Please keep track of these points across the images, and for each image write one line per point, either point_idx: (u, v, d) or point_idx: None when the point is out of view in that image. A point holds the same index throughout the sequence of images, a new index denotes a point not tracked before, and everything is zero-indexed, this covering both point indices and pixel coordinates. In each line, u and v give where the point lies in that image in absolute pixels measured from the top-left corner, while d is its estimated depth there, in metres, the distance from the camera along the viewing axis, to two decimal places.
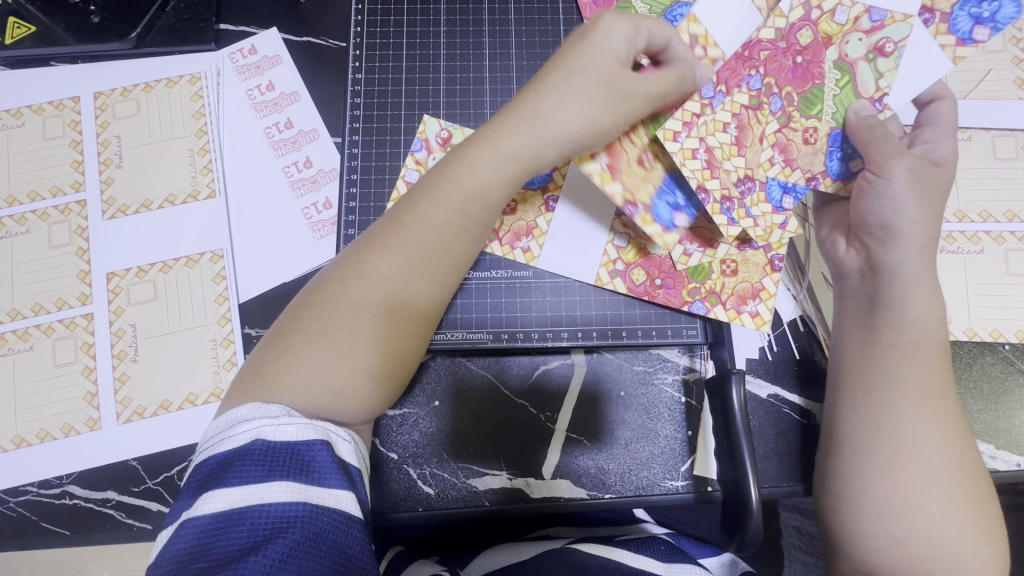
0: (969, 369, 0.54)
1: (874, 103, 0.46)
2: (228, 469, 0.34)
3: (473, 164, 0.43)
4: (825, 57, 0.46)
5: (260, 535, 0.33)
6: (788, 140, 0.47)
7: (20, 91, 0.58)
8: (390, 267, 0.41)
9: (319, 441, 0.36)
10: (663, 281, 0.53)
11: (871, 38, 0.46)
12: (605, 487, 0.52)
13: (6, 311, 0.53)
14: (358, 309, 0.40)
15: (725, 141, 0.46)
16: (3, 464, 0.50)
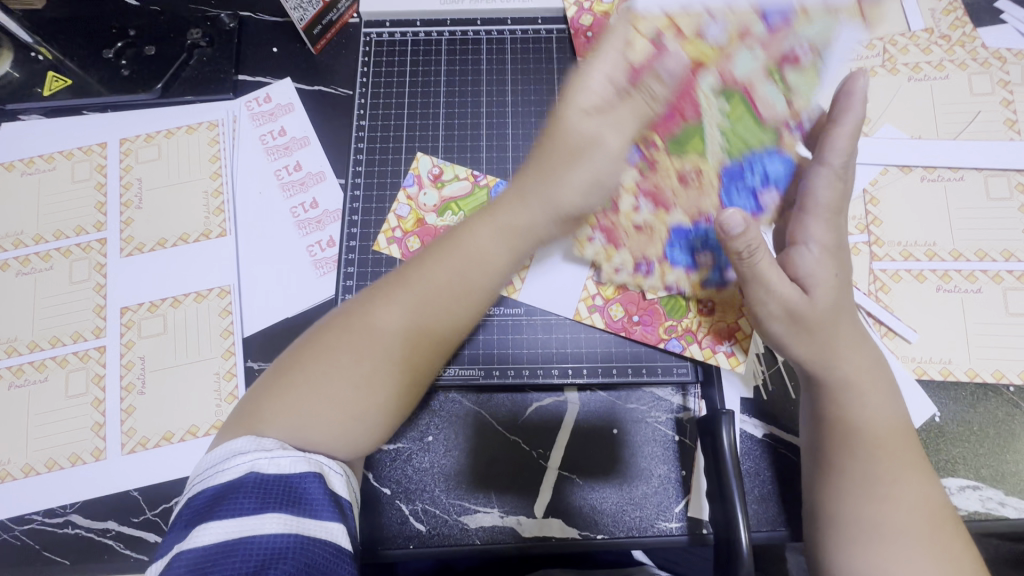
0: (972, 411, 0.53)
1: (785, 122, 0.44)
2: (222, 502, 0.35)
3: (481, 233, 0.44)
4: (701, 87, 0.43)
5: (250, 567, 0.33)
6: (659, 184, 0.49)
7: (55, 138, 0.63)
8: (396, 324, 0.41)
9: (312, 473, 0.37)
10: (641, 317, 0.54)
11: (768, 53, 0.42)
12: (598, 527, 0.51)
13: (25, 343, 0.55)
14: (353, 363, 0.40)
15: (601, 247, 0.53)
16: (12, 492, 0.52)
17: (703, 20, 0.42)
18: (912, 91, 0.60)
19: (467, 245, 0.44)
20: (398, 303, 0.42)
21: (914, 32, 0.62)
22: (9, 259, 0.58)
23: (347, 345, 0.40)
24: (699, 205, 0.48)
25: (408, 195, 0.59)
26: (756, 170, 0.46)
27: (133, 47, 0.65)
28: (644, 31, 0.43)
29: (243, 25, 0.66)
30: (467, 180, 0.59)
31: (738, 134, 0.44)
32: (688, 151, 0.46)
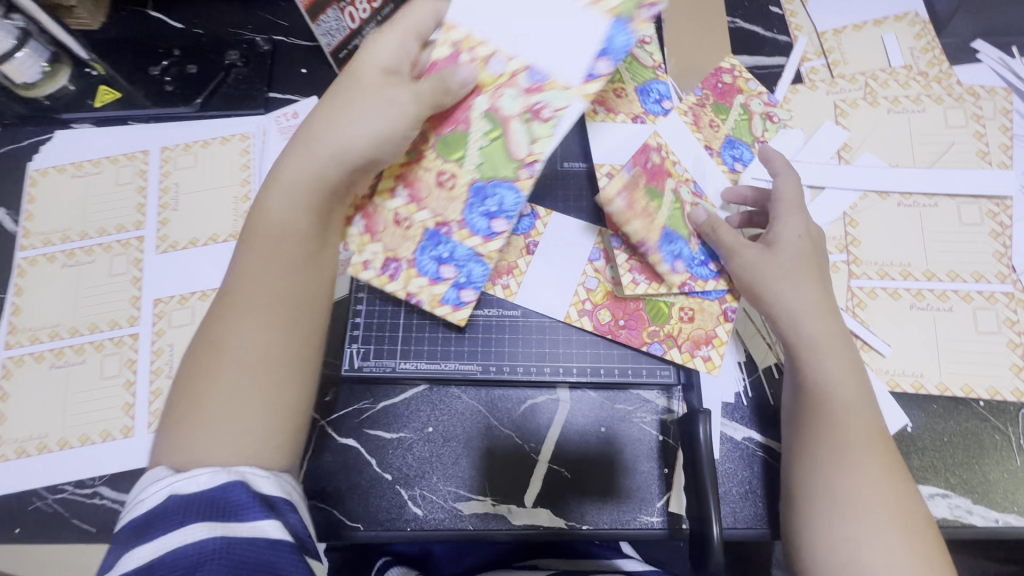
0: (943, 422, 0.56)
1: (525, 163, 0.48)
2: (146, 528, 0.36)
3: (271, 211, 0.48)
4: (477, 107, 0.49)
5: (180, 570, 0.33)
6: (420, 176, 0.51)
7: (103, 145, 0.70)
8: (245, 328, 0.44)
9: (233, 482, 0.39)
10: (626, 322, 0.58)
11: (529, 98, 0.48)
12: (584, 518, 0.54)
13: (67, 328, 0.61)
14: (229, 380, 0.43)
15: (362, 223, 0.51)
16: (47, 463, 0.56)
17: (490, 53, 0.49)
18: (889, 123, 0.65)
19: (269, 235, 0.47)
20: (242, 320, 0.45)
21: (894, 69, 0.67)
22: (56, 252, 0.64)
23: (221, 372, 0.43)
24: (445, 212, 0.51)
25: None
26: (493, 198, 0.50)
27: (176, 65, 0.72)
28: (448, 37, 0.49)
29: (277, 48, 0.73)
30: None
31: (493, 161, 0.49)
32: (454, 158, 0.50)
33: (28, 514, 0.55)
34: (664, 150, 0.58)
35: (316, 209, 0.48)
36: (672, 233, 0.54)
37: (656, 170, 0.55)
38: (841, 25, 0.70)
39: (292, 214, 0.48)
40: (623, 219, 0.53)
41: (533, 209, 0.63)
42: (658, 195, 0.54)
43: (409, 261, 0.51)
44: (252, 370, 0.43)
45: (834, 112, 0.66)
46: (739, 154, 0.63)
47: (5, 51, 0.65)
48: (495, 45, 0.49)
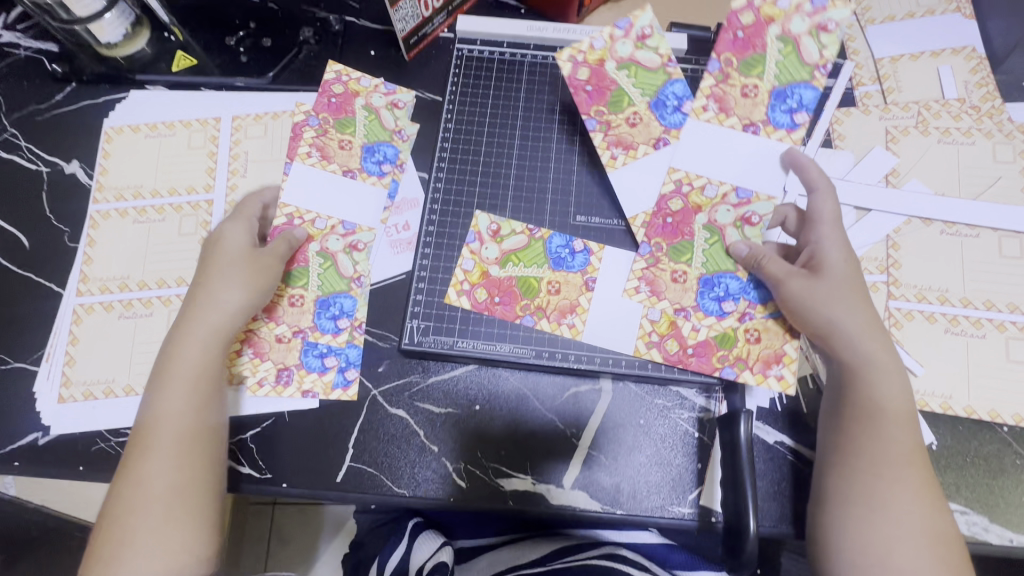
0: (966, 443, 0.58)
1: (354, 279, 0.63)
2: None
3: (182, 356, 0.52)
4: (309, 250, 0.63)
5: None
6: (275, 302, 0.61)
7: (175, 107, 0.72)
8: (158, 471, 0.48)
9: None
10: (694, 350, 0.60)
11: (345, 239, 0.64)
12: (618, 503, 0.57)
13: (137, 281, 0.64)
14: (150, 513, 0.47)
15: (248, 358, 0.60)
16: (112, 406, 0.59)
17: (314, 217, 0.65)
18: (939, 153, 0.67)
19: (175, 366, 0.51)
20: (156, 457, 0.48)
21: (947, 100, 0.69)
22: (128, 208, 0.67)
23: (131, 499, 0.47)
24: (298, 323, 0.61)
25: (475, 254, 0.64)
26: (333, 307, 0.62)
27: (251, 37, 0.74)
28: (282, 211, 0.64)
29: (347, 29, 0.75)
30: (523, 232, 0.64)
31: (328, 282, 0.63)
32: (298, 285, 0.62)
33: (92, 454, 0.58)
34: (685, 187, 0.63)
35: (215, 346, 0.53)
36: (721, 279, 0.61)
37: (683, 224, 0.62)
38: (898, 52, 0.72)
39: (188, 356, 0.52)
40: (660, 288, 0.61)
41: (585, 245, 0.64)
42: (691, 247, 0.62)
43: (297, 365, 0.60)
44: (175, 505, 0.47)
45: (885, 137, 0.69)
46: (794, 100, 0.63)
47: (95, 11, 0.67)
48: (317, 210, 0.65)
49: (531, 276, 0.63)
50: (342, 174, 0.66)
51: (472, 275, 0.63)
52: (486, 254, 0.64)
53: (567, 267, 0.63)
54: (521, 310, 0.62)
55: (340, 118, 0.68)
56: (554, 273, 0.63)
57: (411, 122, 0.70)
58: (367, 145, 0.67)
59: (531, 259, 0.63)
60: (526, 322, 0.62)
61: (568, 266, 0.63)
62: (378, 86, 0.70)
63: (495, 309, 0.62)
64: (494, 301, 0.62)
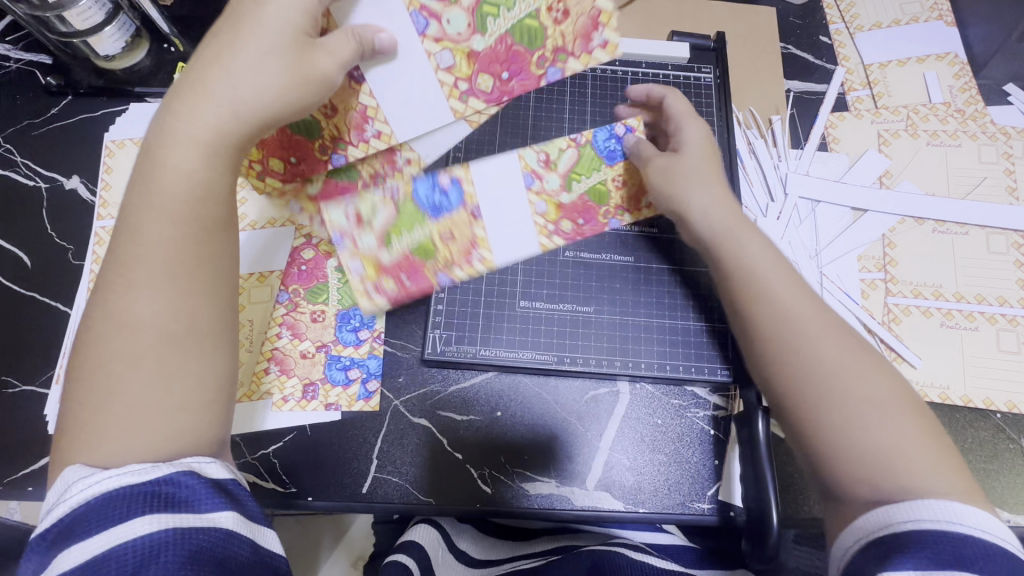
0: (965, 431, 0.61)
1: None
2: (77, 526, 0.34)
3: (176, 160, 0.42)
4: (328, 265, 0.64)
5: (129, 568, 0.32)
6: (297, 319, 0.62)
7: None
8: (145, 303, 0.39)
9: (181, 472, 0.37)
10: (584, 219, 0.64)
11: None
12: (640, 502, 0.59)
13: None
14: (124, 358, 0.38)
15: (274, 375, 0.60)
16: None
17: None
18: (928, 154, 0.70)
19: (172, 166, 0.42)
20: (129, 292, 0.39)
21: (934, 104, 0.72)
22: None
23: (107, 329, 0.39)
24: (322, 338, 0.62)
25: (360, 254, 0.60)
26: (354, 319, 0.63)
27: None
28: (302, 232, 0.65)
29: None
30: (382, 202, 0.60)
31: (348, 295, 0.63)
32: (319, 300, 0.63)
33: None
34: (463, 84, 0.53)
35: (210, 152, 0.43)
36: (598, 143, 0.64)
37: (494, 49, 0.52)
38: (886, 58, 0.75)
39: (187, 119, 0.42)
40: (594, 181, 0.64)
41: (449, 176, 0.61)
42: (587, 159, 0.64)
43: (323, 379, 0.61)
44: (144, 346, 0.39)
45: (877, 139, 0.72)
46: None
47: (95, 24, 0.65)
48: None
49: (417, 234, 0.60)
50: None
51: (366, 267, 0.60)
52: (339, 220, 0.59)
53: (445, 211, 0.61)
54: (432, 274, 0.62)
55: None
56: (438, 223, 0.61)
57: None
58: None
59: (406, 221, 0.60)
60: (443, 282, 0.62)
61: (445, 210, 0.61)
62: None
63: (413, 289, 0.61)
64: (403, 284, 0.61)
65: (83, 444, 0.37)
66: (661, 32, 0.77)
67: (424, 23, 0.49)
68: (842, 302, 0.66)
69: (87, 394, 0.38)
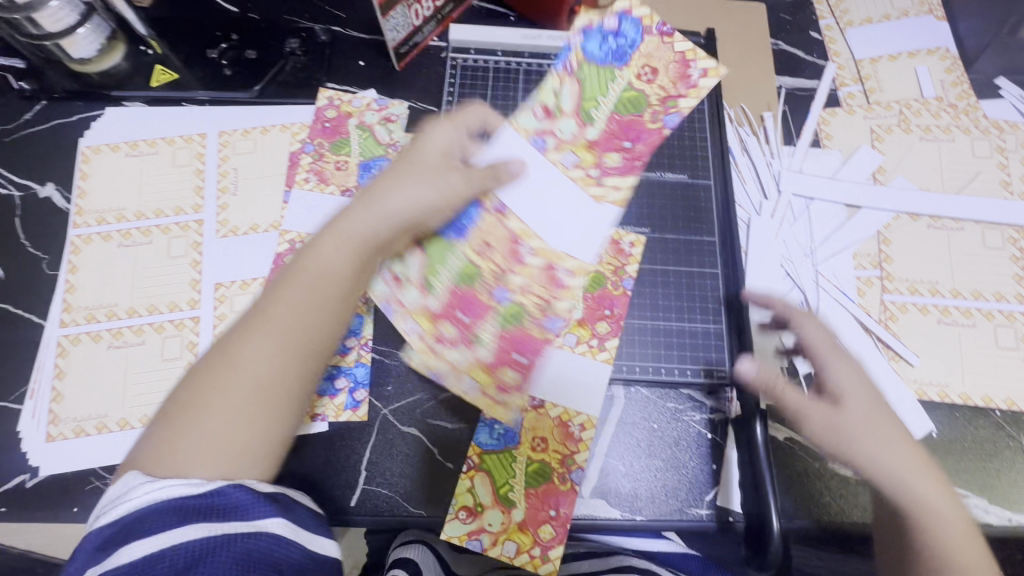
0: (965, 430, 0.60)
1: (357, 297, 0.62)
2: (135, 529, 0.37)
3: (324, 252, 0.49)
4: None
5: (184, 566, 0.36)
6: None
7: (155, 124, 0.69)
8: (255, 353, 0.44)
9: (231, 484, 0.40)
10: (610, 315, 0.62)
11: None
12: (637, 509, 0.57)
13: (125, 309, 0.61)
14: (234, 400, 0.42)
15: None
16: (107, 442, 0.56)
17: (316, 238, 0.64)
18: (921, 150, 0.69)
19: (316, 258, 0.49)
20: (257, 350, 0.44)
21: (926, 99, 0.72)
22: (111, 232, 0.64)
23: (222, 375, 0.43)
24: None
25: (491, 534, 0.55)
26: None
27: (234, 49, 0.71)
28: (286, 237, 0.63)
29: (335, 39, 0.73)
30: (469, 479, 0.57)
31: None
32: None
33: (86, 494, 0.55)
34: (590, 170, 0.60)
35: (353, 247, 0.50)
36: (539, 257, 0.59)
37: (608, 129, 0.61)
38: (877, 54, 0.75)
39: (369, 213, 0.51)
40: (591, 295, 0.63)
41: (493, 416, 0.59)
42: (606, 78, 0.62)
43: None
44: (260, 403, 0.43)
45: (870, 135, 0.71)
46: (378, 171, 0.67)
47: (67, 26, 0.63)
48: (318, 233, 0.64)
49: (522, 466, 0.57)
50: (341, 194, 0.66)
51: (518, 539, 0.55)
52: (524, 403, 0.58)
53: (513, 439, 0.58)
54: (564, 482, 0.57)
55: (335, 140, 0.68)
56: (523, 445, 0.58)
57: (405, 133, 0.70)
58: (362, 163, 0.67)
59: (502, 474, 0.57)
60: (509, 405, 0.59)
61: (516, 433, 0.58)
62: (370, 104, 0.70)
63: (561, 517, 0.56)
64: (551, 518, 0.56)
65: (178, 463, 0.40)
66: None
67: (542, 140, 0.59)
68: (838, 300, 0.65)
69: (190, 425, 0.42)
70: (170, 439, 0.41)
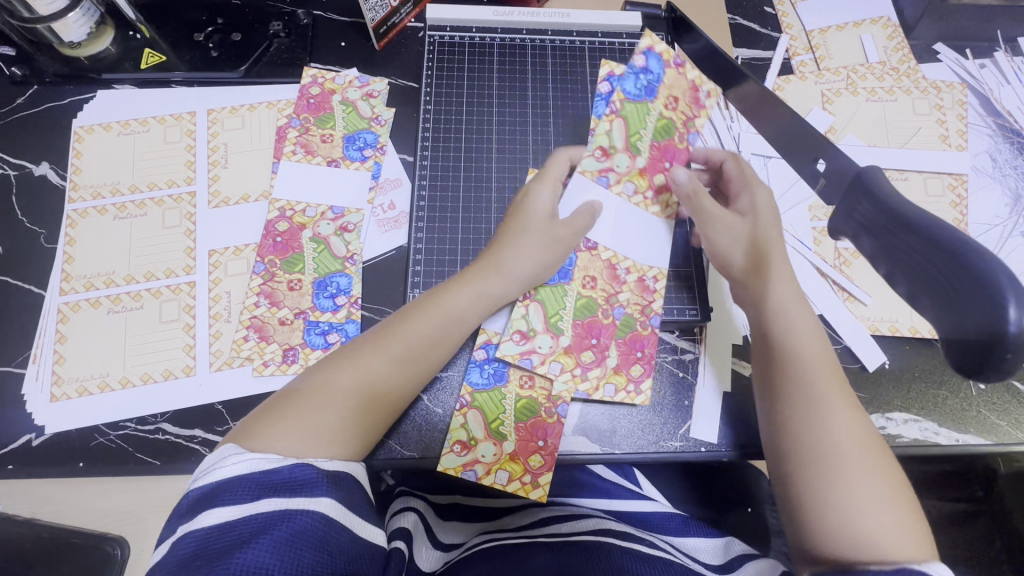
0: (914, 361, 0.66)
1: (346, 258, 0.65)
2: (220, 495, 0.40)
3: (455, 299, 0.58)
4: (302, 237, 0.66)
5: (258, 529, 0.39)
6: (274, 289, 0.63)
7: (145, 105, 0.71)
8: (378, 364, 0.53)
9: (301, 464, 0.44)
10: (597, 339, 0.63)
11: (336, 223, 0.67)
12: (614, 443, 0.61)
13: (123, 276, 0.63)
14: (345, 395, 0.51)
15: (253, 344, 0.61)
16: (108, 401, 0.59)
17: (305, 206, 0.67)
18: (868, 110, 0.75)
19: (446, 301, 0.58)
20: (376, 358, 0.53)
21: (870, 64, 0.77)
22: (107, 205, 0.66)
23: (344, 370, 0.53)
24: (299, 305, 0.63)
25: (485, 464, 0.59)
26: (331, 285, 0.64)
27: (220, 33, 0.75)
28: (276, 205, 0.67)
29: (316, 22, 0.77)
30: (462, 416, 0.60)
31: (323, 264, 0.65)
32: (295, 270, 0.64)
33: (91, 449, 0.58)
34: (645, 193, 0.65)
35: (472, 291, 0.59)
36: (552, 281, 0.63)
37: (652, 155, 0.65)
38: (825, 24, 0.80)
39: (521, 261, 0.60)
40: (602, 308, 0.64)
41: (486, 353, 0.62)
42: (644, 112, 0.65)
43: (303, 344, 0.61)
44: (364, 405, 0.51)
45: (821, 98, 0.76)
46: (362, 142, 0.71)
47: (59, 10, 0.66)
48: (307, 200, 0.67)
49: (512, 403, 0.61)
50: (328, 164, 0.69)
51: (510, 468, 0.59)
52: (595, 377, 0.62)
53: (498, 377, 0.61)
54: (552, 417, 0.61)
55: (321, 115, 0.72)
56: (511, 384, 0.61)
57: (387, 107, 0.73)
58: (347, 135, 0.71)
59: (494, 410, 0.60)
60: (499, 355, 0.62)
61: (505, 370, 0.62)
62: (352, 80, 0.74)
63: (549, 447, 0.59)
64: (538, 448, 0.59)
65: (283, 430, 0.47)
66: (616, 6, 0.81)
67: (604, 179, 0.64)
68: (796, 249, 0.70)
69: (305, 405, 0.49)
70: (282, 408, 0.49)
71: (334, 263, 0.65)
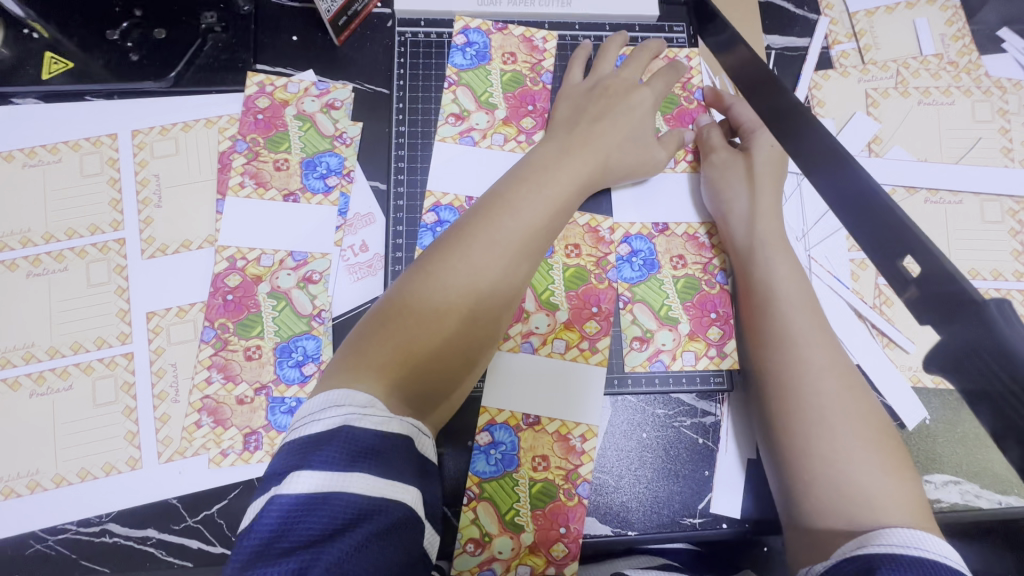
0: (956, 416, 0.59)
1: (313, 317, 0.55)
2: (314, 452, 0.31)
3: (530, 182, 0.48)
4: (258, 292, 0.55)
5: (345, 518, 0.29)
6: (228, 360, 0.53)
7: (54, 125, 0.58)
8: (470, 267, 0.43)
9: (403, 436, 0.35)
10: (717, 316, 0.59)
11: (298, 273, 0.56)
12: (632, 525, 0.55)
13: (45, 349, 0.53)
14: (437, 316, 0.41)
15: (208, 429, 0.52)
16: (41, 503, 0.50)
17: (259, 253, 0.56)
18: (920, 116, 0.64)
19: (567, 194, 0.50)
20: (461, 259, 0.43)
21: (925, 57, 0.65)
22: (17, 259, 0.55)
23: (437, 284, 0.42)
24: (259, 378, 0.53)
25: (503, 561, 0.52)
26: (296, 351, 0.54)
27: (138, 29, 0.60)
28: (223, 253, 0.56)
29: (259, 9, 0.63)
30: (471, 510, 0.52)
31: (286, 325, 0.55)
32: (252, 334, 0.54)
33: (27, 559, 0.50)
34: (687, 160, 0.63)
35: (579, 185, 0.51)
36: (625, 275, 0.60)
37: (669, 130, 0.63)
38: (873, 5, 0.67)
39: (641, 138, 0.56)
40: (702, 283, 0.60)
41: (488, 434, 0.54)
42: None
43: (267, 426, 0.52)
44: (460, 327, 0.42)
45: (866, 100, 0.65)
46: (324, 168, 0.59)
47: None
48: (261, 246, 0.56)
49: (525, 489, 0.53)
50: (284, 199, 0.58)
51: (530, 562, 0.52)
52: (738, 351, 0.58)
53: (505, 460, 0.54)
54: (570, 499, 0.53)
55: (272, 135, 0.59)
56: (523, 466, 0.54)
57: (353, 121, 0.61)
58: (306, 160, 0.59)
59: (507, 500, 0.53)
60: (502, 434, 0.54)
61: (514, 453, 0.54)
62: (308, 87, 0.61)
63: (572, 534, 0.52)
64: (560, 536, 0.52)
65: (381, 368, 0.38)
66: None
67: None
68: (833, 287, 0.61)
69: (401, 339, 0.40)
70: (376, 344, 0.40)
71: (299, 324, 0.55)
